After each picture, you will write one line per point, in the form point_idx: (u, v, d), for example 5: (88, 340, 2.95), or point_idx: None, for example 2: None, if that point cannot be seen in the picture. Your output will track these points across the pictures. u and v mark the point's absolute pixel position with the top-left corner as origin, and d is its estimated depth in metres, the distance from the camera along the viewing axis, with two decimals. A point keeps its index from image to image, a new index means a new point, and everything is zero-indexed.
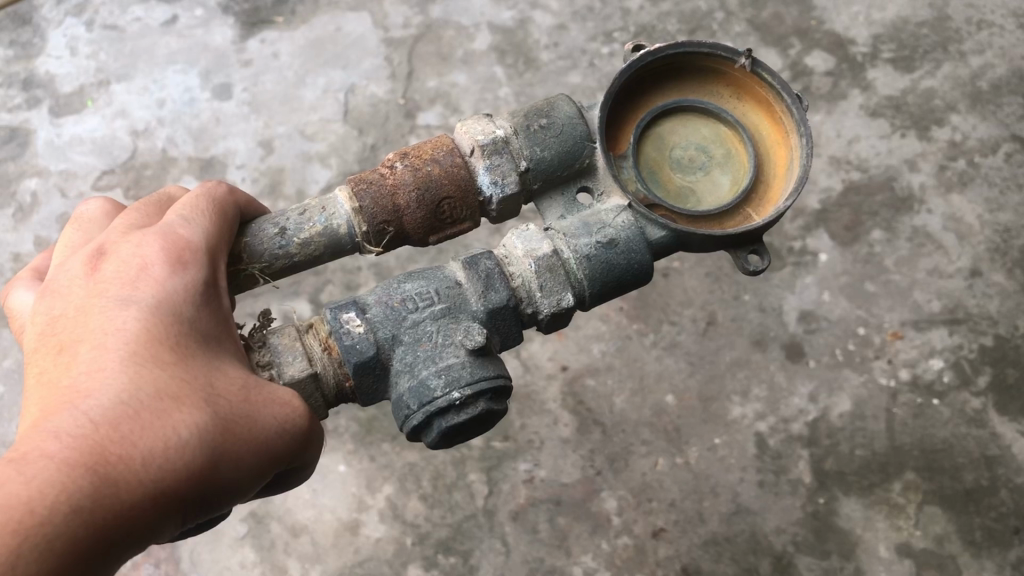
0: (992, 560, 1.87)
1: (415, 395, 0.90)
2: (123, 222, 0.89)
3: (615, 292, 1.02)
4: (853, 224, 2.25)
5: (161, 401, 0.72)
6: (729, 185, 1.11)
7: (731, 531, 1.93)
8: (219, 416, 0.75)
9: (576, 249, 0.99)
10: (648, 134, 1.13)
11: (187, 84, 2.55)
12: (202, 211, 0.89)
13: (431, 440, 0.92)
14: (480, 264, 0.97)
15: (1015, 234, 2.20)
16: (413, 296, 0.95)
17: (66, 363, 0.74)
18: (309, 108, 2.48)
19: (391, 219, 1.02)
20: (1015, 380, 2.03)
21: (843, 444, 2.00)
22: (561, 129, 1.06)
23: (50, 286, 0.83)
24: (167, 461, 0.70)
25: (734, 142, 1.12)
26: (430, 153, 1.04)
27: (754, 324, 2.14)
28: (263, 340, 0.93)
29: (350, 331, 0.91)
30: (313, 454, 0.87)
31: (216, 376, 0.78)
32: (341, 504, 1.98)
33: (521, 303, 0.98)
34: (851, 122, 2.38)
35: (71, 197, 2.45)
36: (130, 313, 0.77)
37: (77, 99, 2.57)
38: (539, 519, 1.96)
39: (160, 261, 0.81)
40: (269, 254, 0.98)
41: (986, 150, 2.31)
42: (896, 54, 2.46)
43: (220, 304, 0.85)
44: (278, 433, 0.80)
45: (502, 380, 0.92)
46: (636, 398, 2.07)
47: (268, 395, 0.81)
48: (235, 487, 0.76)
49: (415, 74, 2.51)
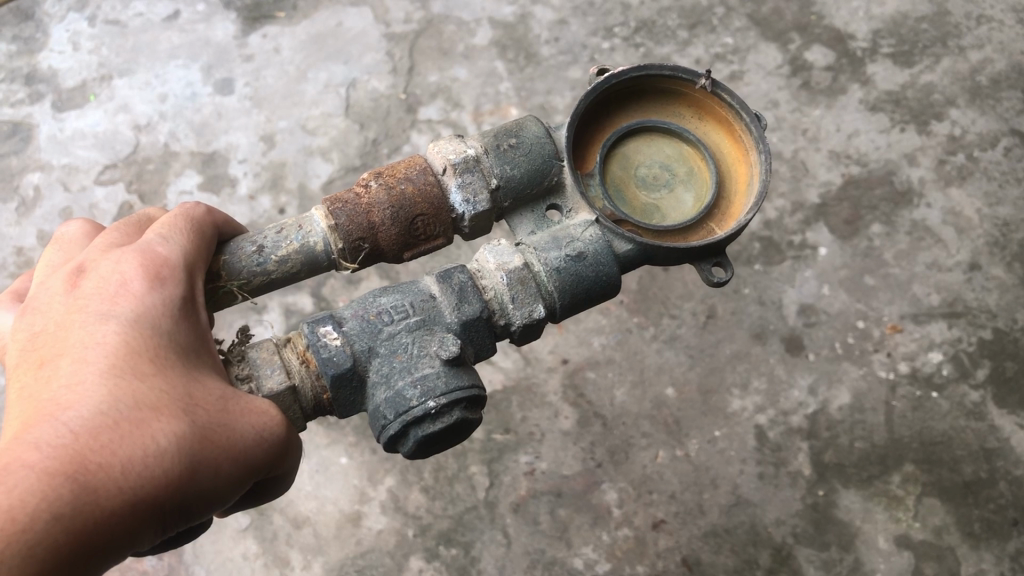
0: (991, 551, 1.88)
1: (391, 405, 0.90)
2: (103, 243, 0.89)
3: (585, 304, 1.03)
4: (852, 218, 2.26)
5: (140, 411, 0.72)
6: (693, 201, 1.12)
7: (731, 523, 1.94)
8: (198, 425, 0.74)
9: (546, 262, 0.99)
10: (613, 153, 1.14)
11: (189, 78, 2.56)
12: (180, 229, 0.89)
13: (408, 450, 0.92)
14: (454, 278, 0.97)
15: (1014, 228, 2.22)
16: (388, 309, 0.94)
17: (46, 376, 0.73)
18: (310, 102, 2.49)
19: (366, 236, 1.02)
20: (1014, 372, 2.04)
21: (843, 436, 2.01)
22: (530, 148, 1.07)
23: (31, 304, 0.82)
24: (146, 468, 0.69)
25: (696, 160, 1.14)
26: (403, 172, 1.04)
27: (754, 318, 2.15)
28: (242, 355, 0.92)
29: (327, 344, 0.91)
30: (292, 464, 0.88)
31: (194, 386, 0.77)
32: (342, 496, 2.00)
33: (494, 315, 0.98)
34: (850, 116, 2.39)
35: (73, 191, 2.45)
36: (110, 327, 0.76)
37: (78, 94, 2.58)
38: (539, 510, 1.97)
39: (139, 276, 0.81)
40: (246, 272, 0.97)
41: (985, 144, 2.33)
42: (896, 49, 2.48)
43: (198, 319, 0.84)
44: (255, 441, 0.79)
45: (476, 390, 0.92)
46: (637, 390, 2.08)
47: (245, 404, 0.80)
48: (213, 496, 0.76)
49: (416, 69, 2.52)
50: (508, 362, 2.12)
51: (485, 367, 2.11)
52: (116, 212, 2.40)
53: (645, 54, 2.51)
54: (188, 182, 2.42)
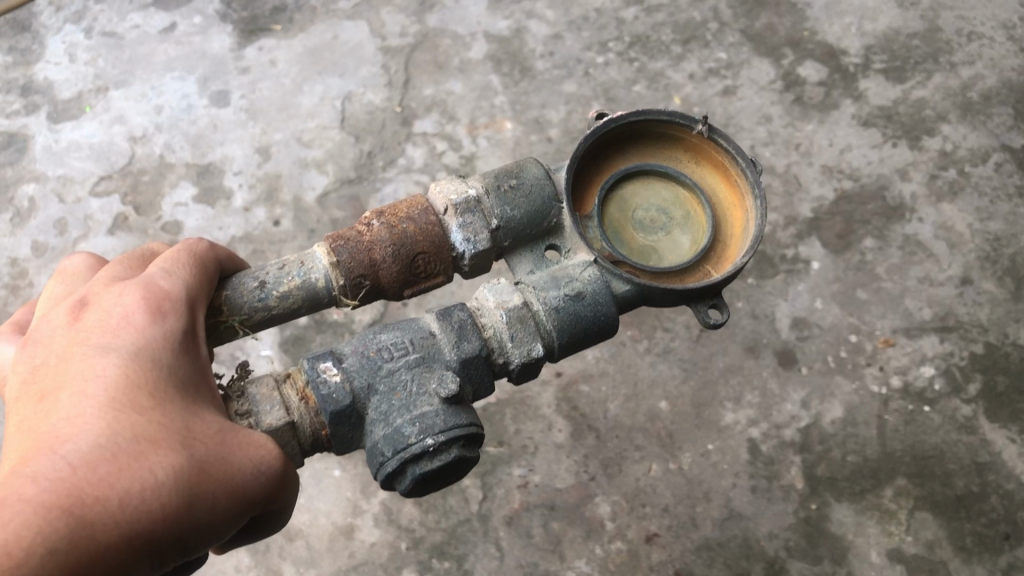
0: (983, 565, 1.88)
1: (389, 442, 0.88)
2: (106, 277, 0.87)
3: (582, 344, 1.02)
4: (845, 233, 2.28)
5: (138, 444, 0.69)
6: (690, 244, 1.12)
7: (724, 536, 1.94)
8: (196, 458, 0.72)
9: (546, 301, 0.99)
10: (611, 196, 1.14)
11: (185, 91, 2.57)
12: (182, 263, 0.88)
13: (405, 488, 0.90)
14: (453, 316, 0.96)
15: (1005, 243, 2.23)
16: (388, 346, 0.94)
17: (46, 410, 0.71)
18: (306, 114, 2.50)
19: (368, 273, 1.02)
20: (1004, 387, 2.06)
21: (835, 450, 2.02)
22: (529, 190, 1.08)
23: (32, 336, 0.80)
24: (142, 501, 0.67)
25: (692, 204, 1.15)
26: (405, 212, 1.04)
27: (746, 331, 2.16)
28: (241, 391, 0.90)
29: (327, 380, 0.90)
30: (288, 499, 0.84)
31: (193, 418, 0.75)
32: (335, 508, 1.99)
33: (492, 353, 0.97)
34: (843, 131, 2.41)
35: (68, 202, 2.44)
36: (110, 359, 0.74)
37: (75, 105, 2.59)
38: (532, 523, 1.97)
39: (141, 309, 0.79)
40: (248, 307, 0.97)
41: (976, 159, 2.35)
42: (888, 64, 2.51)
43: (199, 354, 0.82)
44: (253, 474, 0.76)
45: (474, 429, 0.91)
46: (630, 403, 2.09)
47: (244, 437, 0.78)
48: (210, 531, 0.73)
49: (412, 83, 2.54)
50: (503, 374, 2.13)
51: None
52: (111, 223, 2.39)
53: (639, 68, 2.53)
54: (183, 193, 2.42)
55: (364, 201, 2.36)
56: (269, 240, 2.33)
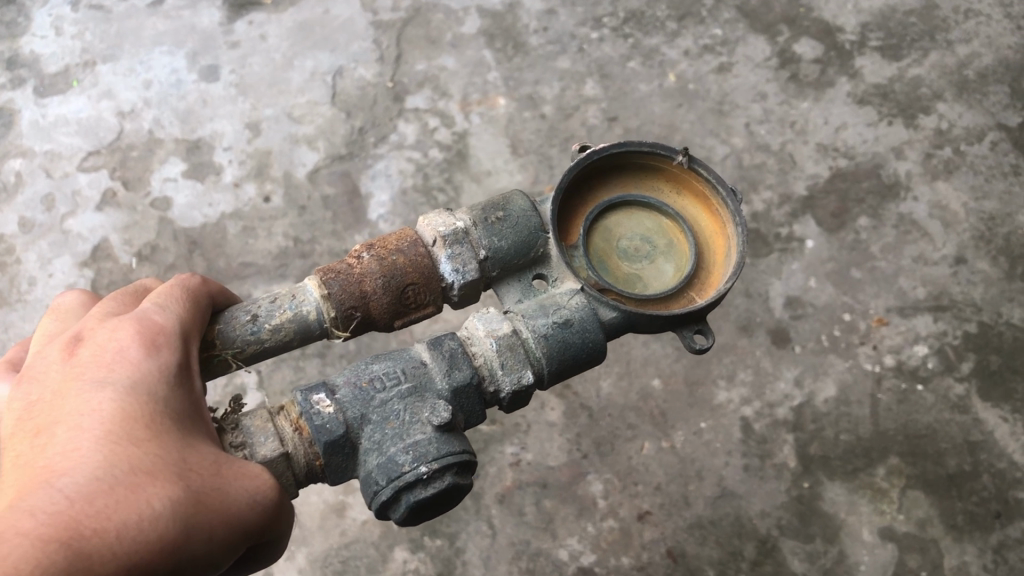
0: (974, 543, 1.89)
1: (382, 471, 0.86)
2: (99, 312, 0.85)
3: (573, 370, 1.00)
4: (839, 211, 2.26)
5: (134, 476, 0.67)
6: (673, 272, 1.10)
7: (716, 515, 1.94)
8: (192, 489, 0.69)
9: (534, 328, 0.97)
10: (595, 227, 1.12)
11: (174, 65, 2.54)
12: (176, 298, 0.86)
13: (399, 518, 0.87)
14: (444, 346, 0.95)
15: (999, 222, 2.23)
16: (381, 376, 0.92)
17: (42, 444, 0.68)
18: (296, 90, 2.47)
19: (359, 305, 1.00)
20: (998, 366, 2.05)
21: (828, 429, 2.01)
22: (517, 220, 1.05)
23: (26, 372, 0.77)
24: (141, 533, 0.64)
25: (675, 233, 1.13)
26: (394, 243, 1.02)
27: (740, 310, 2.15)
28: (235, 423, 0.89)
29: (319, 411, 0.88)
30: (283, 529, 0.82)
31: (190, 450, 0.72)
32: (327, 486, 1.98)
33: (483, 381, 0.95)
34: (838, 109, 2.40)
35: (56, 177, 2.41)
36: (107, 393, 0.72)
37: (62, 80, 2.55)
38: (525, 501, 1.96)
39: (135, 343, 0.77)
40: (240, 341, 0.95)
41: (971, 138, 2.34)
42: (884, 42, 2.49)
43: (194, 387, 0.80)
44: (247, 505, 0.74)
45: (467, 456, 0.89)
46: (623, 382, 2.08)
47: (238, 469, 0.75)
48: (206, 563, 0.70)
49: (404, 58, 2.51)
50: None
51: None
52: (100, 200, 2.36)
53: (634, 44, 2.50)
54: (173, 169, 2.39)
55: (355, 178, 2.34)
56: (259, 217, 2.31)
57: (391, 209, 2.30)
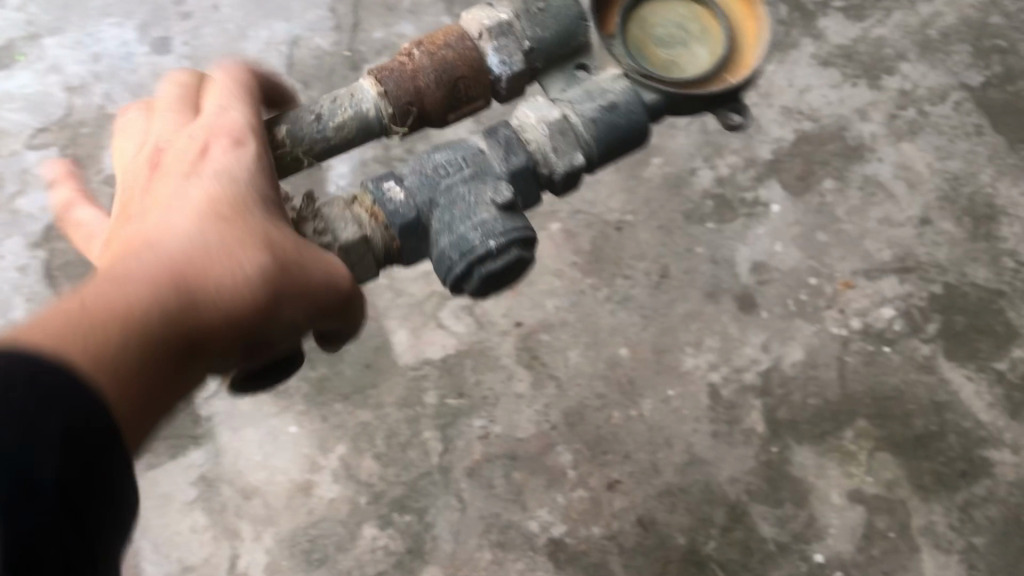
0: (942, 503, 1.89)
1: (456, 247, 0.90)
2: (182, 110, 0.93)
3: (622, 150, 1.01)
4: (804, 174, 2.25)
5: (224, 238, 0.78)
6: (710, 54, 1.06)
7: (686, 481, 1.93)
8: (276, 255, 0.79)
9: (582, 114, 0.98)
10: (629, 13, 1.08)
11: (124, 38, 2.46)
12: (238, 95, 0.91)
13: (473, 289, 0.91)
14: (500, 134, 0.98)
15: (963, 182, 2.23)
16: (443, 164, 0.95)
17: (145, 215, 0.81)
18: (251, 62, 2.41)
19: (415, 100, 0.98)
20: (963, 326, 2.06)
21: (796, 393, 2.00)
22: (558, 11, 1.02)
23: (133, 166, 0.89)
24: (230, 293, 0.76)
25: (708, 17, 1.08)
26: (442, 38, 1.00)
27: (706, 276, 2.13)
28: (314, 212, 0.93)
29: (391, 197, 0.93)
30: (355, 324, 0.90)
31: (272, 224, 0.82)
32: (292, 465, 1.95)
33: (539, 166, 0.97)
34: (802, 71, 2.38)
35: (4, 155, 2.33)
36: (194, 181, 0.82)
37: (6, 54, 2.46)
38: (494, 474, 1.94)
39: (218, 136, 0.86)
40: (308, 138, 0.94)
41: (935, 99, 2.33)
42: (847, 3, 2.47)
43: (272, 168, 0.88)
44: (327, 277, 0.83)
45: (530, 230, 0.92)
46: (591, 351, 2.05)
47: (320, 250, 0.84)
48: (290, 324, 0.81)
49: (361, 26, 2.44)
50: (461, 326, 2.08)
51: (436, 331, 2.08)
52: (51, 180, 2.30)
53: None
54: None
55: None
56: None
57: (351, 180, 2.27)
